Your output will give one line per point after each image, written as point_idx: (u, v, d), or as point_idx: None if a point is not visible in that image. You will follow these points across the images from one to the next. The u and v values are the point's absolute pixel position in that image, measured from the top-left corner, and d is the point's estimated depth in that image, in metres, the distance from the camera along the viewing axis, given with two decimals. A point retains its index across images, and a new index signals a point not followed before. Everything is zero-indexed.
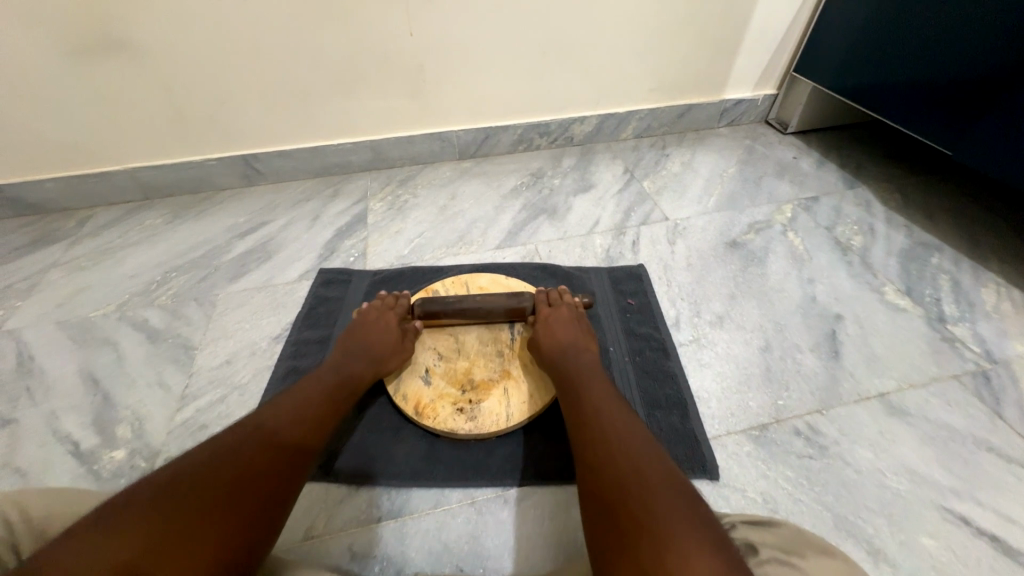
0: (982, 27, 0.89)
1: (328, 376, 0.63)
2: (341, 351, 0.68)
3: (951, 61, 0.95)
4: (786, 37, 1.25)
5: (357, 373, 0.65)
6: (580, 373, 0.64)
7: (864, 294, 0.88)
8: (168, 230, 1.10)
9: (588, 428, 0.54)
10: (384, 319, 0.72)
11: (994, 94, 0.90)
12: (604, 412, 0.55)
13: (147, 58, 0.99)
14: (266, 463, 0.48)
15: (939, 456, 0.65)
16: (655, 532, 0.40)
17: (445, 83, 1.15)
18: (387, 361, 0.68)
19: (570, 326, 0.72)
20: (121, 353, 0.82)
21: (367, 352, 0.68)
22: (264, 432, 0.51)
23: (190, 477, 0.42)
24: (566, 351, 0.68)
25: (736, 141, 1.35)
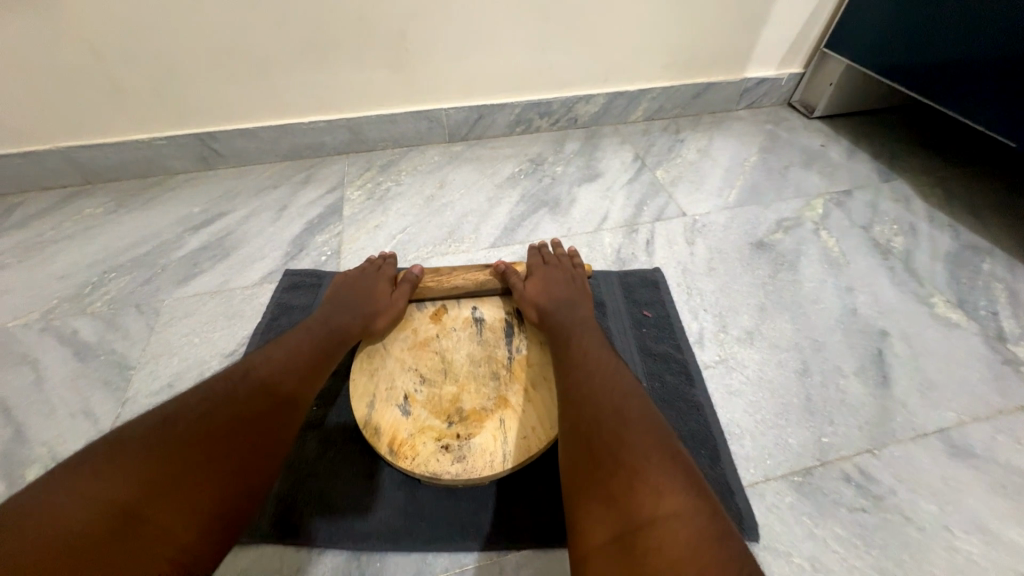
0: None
1: (316, 326, 0.58)
2: (329, 305, 0.62)
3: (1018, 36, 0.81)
4: (819, 8, 1.11)
5: (345, 325, 0.60)
6: (570, 325, 0.60)
7: (912, 306, 0.77)
8: (110, 221, 0.95)
9: (571, 370, 0.52)
10: (375, 281, 0.68)
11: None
12: (592, 358, 0.53)
13: (68, 17, 0.82)
14: (254, 415, 0.44)
15: (1012, 508, 0.55)
16: (636, 474, 0.40)
17: (431, 54, 1.00)
18: (377, 318, 0.62)
19: (564, 283, 0.68)
20: (42, 373, 0.69)
21: (357, 308, 0.62)
22: (254, 380, 0.47)
23: (165, 437, 0.39)
24: (561, 306, 0.64)
25: (757, 126, 1.22)
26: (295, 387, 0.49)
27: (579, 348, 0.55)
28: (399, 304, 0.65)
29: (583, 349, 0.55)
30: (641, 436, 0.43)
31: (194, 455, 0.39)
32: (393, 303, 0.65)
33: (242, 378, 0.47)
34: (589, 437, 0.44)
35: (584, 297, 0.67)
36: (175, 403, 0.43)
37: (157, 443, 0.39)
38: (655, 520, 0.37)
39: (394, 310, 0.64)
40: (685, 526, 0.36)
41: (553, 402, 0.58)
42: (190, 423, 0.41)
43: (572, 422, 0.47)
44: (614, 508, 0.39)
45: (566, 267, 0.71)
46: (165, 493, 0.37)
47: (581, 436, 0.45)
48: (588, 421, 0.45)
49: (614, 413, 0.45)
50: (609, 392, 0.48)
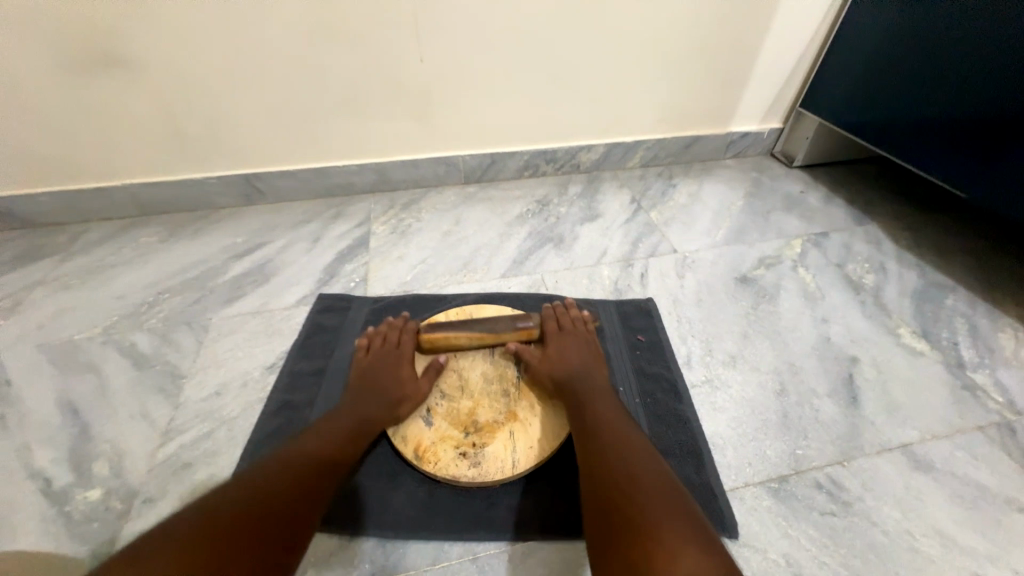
0: (1005, 68, 0.88)
1: (346, 421, 0.60)
2: (356, 394, 0.65)
3: (969, 100, 0.94)
4: (793, 74, 1.26)
5: (373, 416, 0.62)
6: (586, 390, 0.64)
7: (880, 336, 0.86)
8: (162, 249, 1.06)
9: (590, 437, 0.56)
10: (398, 361, 0.69)
11: (1014, 136, 0.89)
12: (608, 423, 0.58)
13: (150, 77, 0.98)
14: (286, 501, 0.48)
15: (969, 516, 0.62)
16: (651, 535, 0.43)
17: (453, 109, 1.14)
18: (405, 402, 0.65)
19: (580, 351, 0.70)
20: (104, 380, 0.78)
21: (384, 394, 0.65)
22: (285, 468, 0.51)
23: (209, 521, 0.43)
24: (577, 376, 0.66)
25: (742, 173, 1.35)
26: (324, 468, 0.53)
27: (595, 411, 0.60)
28: (422, 391, 0.67)
29: (599, 414, 0.59)
30: (655, 501, 0.47)
31: (234, 534, 0.43)
32: (418, 388, 0.67)
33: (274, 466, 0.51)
34: (607, 500, 0.48)
35: (600, 366, 0.69)
36: (215, 496, 0.47)
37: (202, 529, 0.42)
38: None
39: (419, 396, 0.66)
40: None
41: (558, 416, 0.67)
42: (230, 507, 0.45)
43: (590, 484, 0.51)
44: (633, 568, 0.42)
45: (581, 335, 0.73)
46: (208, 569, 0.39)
47: (599, 498, 0.49)
48: (607, 486, 0.49)
49: (627, 477, 0.49)
50: (624, 457, 0.52)
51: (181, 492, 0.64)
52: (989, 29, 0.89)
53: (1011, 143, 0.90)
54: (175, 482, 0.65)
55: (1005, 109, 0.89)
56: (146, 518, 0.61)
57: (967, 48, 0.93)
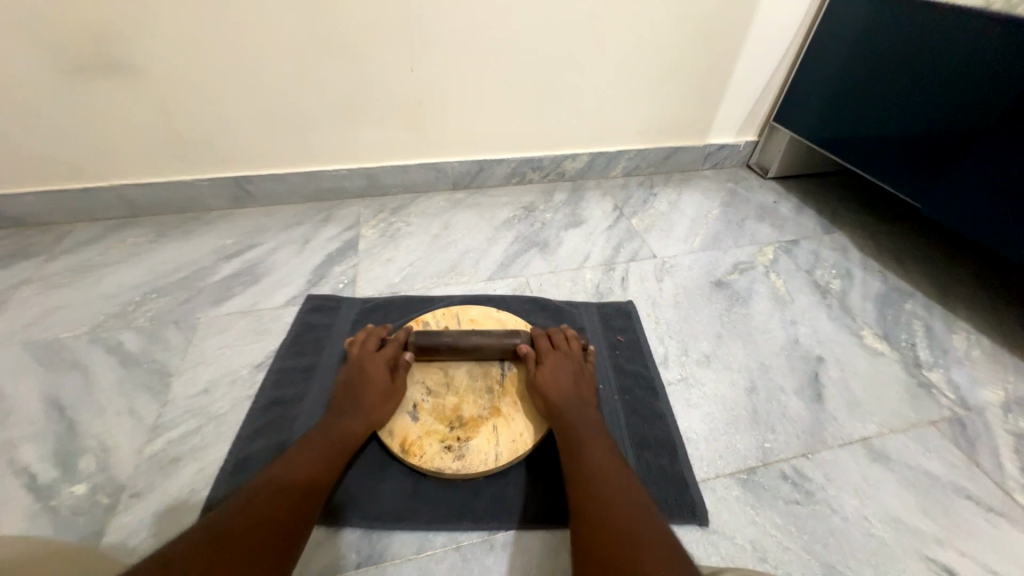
0: (959, 88, 0.94)
1: (318, 438, 0.61)
2: (332, 410, 0.65)
3: (926, 117, 1.01)
4: (766, 90, 1.33)
5: (348, 432, 0.62)
6: (578, 431, 0.62)
7: (844, 337, 0.91)
8: (151, 249, 1.07)
9: (582, 479, 0.56)
10: (372, 366, 0.69)
11: (963, 153, 0.96)
12: (600, 474, 0.56)
13: (148, 84, 0.99)
14: (257, 541, 0.46)
15: (921, 504, 0.66)
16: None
17: (442, 118, 1.18)
18: (380, 412, 0.66)
19: (573, 375, 0.69)
20: (91, 378, 0.78)
21: (357, 406, 0.65)
22: (257, 505, 0.49)
23: (174, 562, 0.41)
24: (572, 403, 0.66)
25: (720, 183, 1.41)
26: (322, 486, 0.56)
27: (588, 459, 0.59)
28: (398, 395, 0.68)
29: (590, 461, 0.58)
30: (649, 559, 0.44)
31: (246, 546, 0.45)
32: (393, 399, 0.67)
33: (246, 504, 0.49)
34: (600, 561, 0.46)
35: (590, 392, 0.69)
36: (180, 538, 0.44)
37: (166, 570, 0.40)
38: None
39: (394, 401, 0.67)
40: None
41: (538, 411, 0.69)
42: (240, 519, 0.47)
43: (583, 543, 0.49)
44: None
45: (572, 356, 0.72)
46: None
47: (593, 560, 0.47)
48: (597, 530, 0.49)
49: (617, 522, 0.49)
50: (617, 514, 0.50)
51: (169, 487, 0.65)
52: (945, 51, 0.95)
53: (960, 159, 0.97)
54: (163, 477, 0.66)
55: (958, 126, 0.96)
56: (134, 512, 0.62)
57: (925, 68, 0.99)
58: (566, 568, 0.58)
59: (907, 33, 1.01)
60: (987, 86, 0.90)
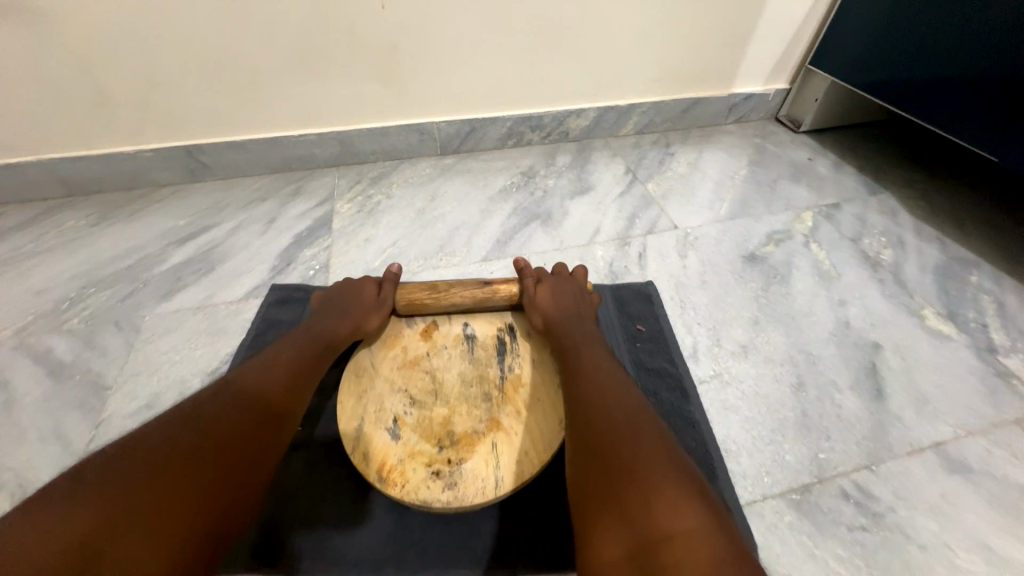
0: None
1: (300, 337, 0.58)
2: (314, 317, 0.62)
3: (1007, 49, 0.82)
4: (804, 26, 1.13)
5: (333, 331, 0.60)
6: (577, 338, 0.58)
7: (903, 318, 0.78)
8: (90, 234, 0.92)
9: (576, 377, 0.52)
10: (360, 283, 0.67)
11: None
12: (599, 373, 0.52)
13: (55, 31, 0.82)
14: (228, 433, 0.43)
15: (1011, 524, 0.55)
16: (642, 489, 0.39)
17: (423, 69, 1.00)
18: (368, 317, 0.63)
19: (572, 294, 0.66)
20: (14, 394, 0.66)
21: (343, 313, 0.63)
22: (226, 396, 0.46)
23: (132, 459, 0.38)
24: (569, 316, 0.62)
25: (746, 140, 1.23)
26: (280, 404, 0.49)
27: (581, 360, 0.55)
28: (388, 304, 0.65)
29: (589, 362, 0.54)
30: (648, 453, 0.42)
31: (211, 455, 0.41)
32: (380, 303, 0.65)
33: (215, 395, 0.46)
34: (600, 458, 0.43)
35: (591, 309, 0.66)
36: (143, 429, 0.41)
37: (124, 468, 0.37)
38: (670, 538, 0.36)
39: (383, 308, 0.64)
40: (701, 542, 0.35)
41: (547, 423, 0.56)
42: (191, 432, 0.41)
43: (581, 439, 0.46)
44: (627, 524, 0.38)
45: (570, 278, 0.69)
46: (186, 490, 0.38)
47: (588, 453, 0.44)
48: (594, 427, 0.46)
49: (614, 418, 0.46)
50: (615, 407, 0.47)
51: None
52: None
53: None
54: None
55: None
56: None
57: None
58: None
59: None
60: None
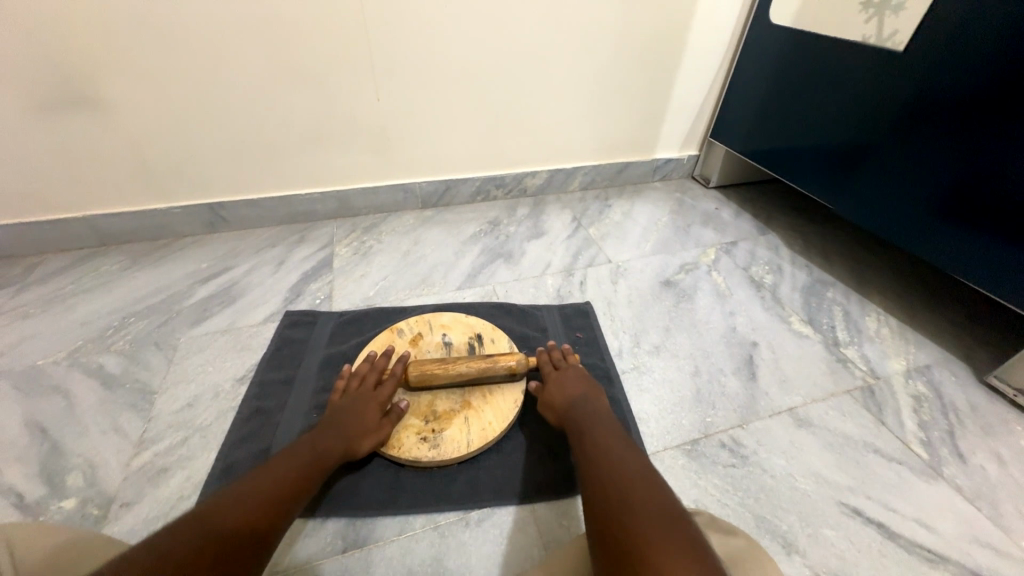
0: (863, 99, 1.08)
1: (301, 454, 0.62)
2: (320, 428, 0.67)
3: (832, 130, 1.17)
4: (702, 109, 1.49)
5: (332, 452, 0.64)
6: (587, 423, 0.69)
7: (775, 324, 1.03)
8: (125, 276, 1.10)
9: (587, 455, 0.62)
10: (368, 396, 0.71)
11: (872, 156, 1.09)
12: (606, 452, 0.62)
13: (121, 115, 1.05)
14: (250, 532, 0.50)
15: (838, 460, 0.76)
16: (632, 535, 0.48)
17: (409, 143, 1.27)
18: (364, 438, 0.67)
19: (576, 383, 0.76)
20: (73, 400, 0.81)
21: (347, 426, 0.67)
22: (252, 502, 0.53)
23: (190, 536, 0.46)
24: (578, 403, 0.73)
25: (667, 194, 1.54)
26: (281, 512, 0.55)
27: (592, 440, 0.65)
28: (384, 431, 0.70)
29: (597, 443, 0.64)
30: (645, 524, 0.49)
31: (237, 545, 0.48)
32: (379, 426, 0.69)
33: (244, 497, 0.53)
34: (606, 524, 0.51)
35: (597, 393, 0.76)
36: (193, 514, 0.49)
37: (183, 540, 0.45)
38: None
39: (380, 432, 0.69)
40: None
41: (506, 402, 0.76)
42: (228, 523, 0.49)
43: (593, 508, 0.55)
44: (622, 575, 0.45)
45: (575, 367, 0.80)
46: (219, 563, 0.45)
47: (593, 524, 0.53)
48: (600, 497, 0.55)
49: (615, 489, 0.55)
50: (616, 484, 0.56)
51: (156, 496, 0.68)
52: (850, 73, 1.09)
53: (867, 161, 1.11)
54: (151, 487, 0.69)
55: (866, 133, 1.09)
56: (124, 521, 0.65)
57: (837, 84, 1.13)
58: (534, 536, 0.65)
59: (819, 56, 1.15)
60: (888, 93, 1.03)
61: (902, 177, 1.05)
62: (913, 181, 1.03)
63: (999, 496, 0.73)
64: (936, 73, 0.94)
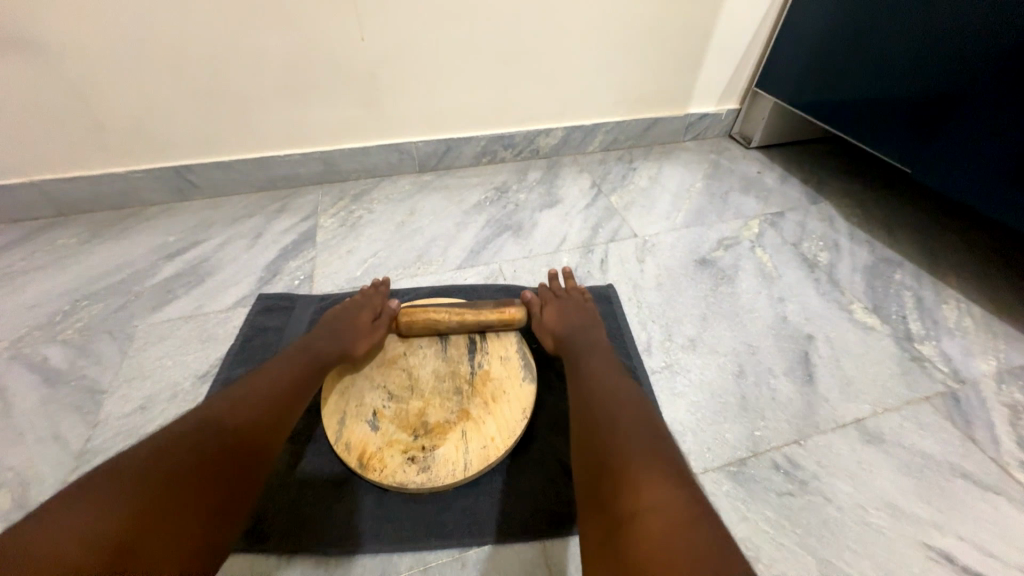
0: (959, 33, 0.85)
1: (294, 353, 0.60)
2: (311, 333, 0.64)
3: (911, 74, 0.94)
4: (748, 52, 1.25)
5: (326, 351, 0.61)
6: (582, 351, 0.63)
7: (834, 312, 0.87)
8: (81, 252, 0.97)
9: (578, 383, 0.58)
10: (359, 307, 0.70)
11: (965, 109, 0.88)
12: (597, 373, 0.58)
13: (51, 61, 0.87)
14: (235, 449, 0.46)
15: (917, 487, 0.62)
16: (620, 467, 0.45)
17: (401, 94, 1.08)
18: (358, 339, 0.65)
19: (576, 312, 0.71)
20: (11, 401, 0.70)
21: (339, 330, 0.65)
22: (234, 416, 0.48)
23: (159, 461, 0.41)
24: (575, 332, 0.67)
25: (701, 155, 1.34)
26: (274, 420, 0.51)
27: (585, 369, 0.60)
28: (378, 333, 0.67)
29: (590, 370, 0.59)
30: (634, 450, 0.46)
31: (218, 467, 0.44)
32: (372, 330, 0.67)
33: (228, 411, 0.48)
34: (592, 454, 0.48)
35: (596, 321, 0.70)
36: (167, 433, 0.44)
37: (152, 468, 0.41)
38: (638, 513, 0.40)
39: (374, 334, 0.67)
40: (666, 515, 0.39)
41: (512, 412, 0.63)
42: (207, 442, 0.45)
43: (579, 435, 0.51)
44: (605, 508, 0.43)
45: (576, 297, 0.74)
46: (196, 493, 0.41)
47: (579, 453, 0.49)
48: (587, 426, 0.51)
49: (605, 418, 0.51)
50: (605, 411, 0.52)
51: None
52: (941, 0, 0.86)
53: (956, 115, 0.89)
54: None
55: (961, 78, 0.87)
56: None
57: (925, 15, 0.89)
58: None
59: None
60: (995, 25, 0.80)
61: (1002, 135, 0.84)
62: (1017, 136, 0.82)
63: None
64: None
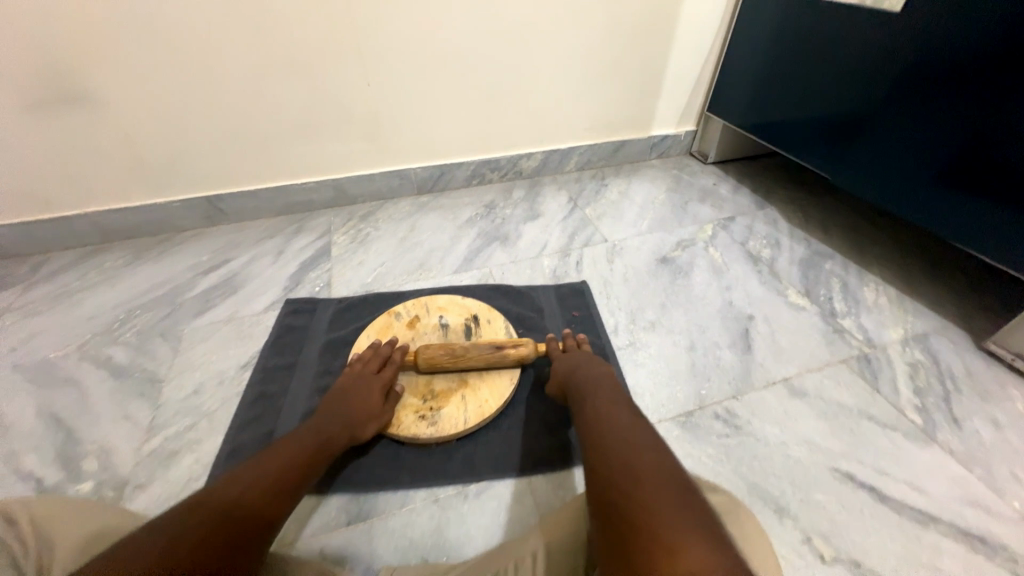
0: (856, 67, 1.06)
1: (307, 439, 0.61)
2: (322, 414, 0.66)
3: (828, 97, 1.13)
4: (699, 82, 1.46)
5: (335, 439, 0.63)
6: (595, 395, 0.64)
7: (773, 297, 1.03)
8: (127, 272, 1.12)
9: (594, 427, 0.57)
10: (371, 382, 0.71)
11: (868, 124, 1.07)
12: (610, 418, 0.57)
13: (109, 110, 1.05)
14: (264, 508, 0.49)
15: (829, 426, 0.77)
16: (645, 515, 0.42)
17: (402, 129, 1.27)
18: (367, 425, 0.68)
19: (585, 361, 0.73)
20: (84, 391, 0.84)
21: (349, 414, 0.67)
22: (266, 478, 0.52)
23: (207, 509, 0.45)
24: (585, 377, 0.69)
25: (665, 171, 1.53)
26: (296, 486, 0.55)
27: (600, 412, 0.59)
28: (386, 417, 0.71)
29: (606, 415, 0.58)
30: (660, 498, 0.43)
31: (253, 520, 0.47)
32: (383, 412, 0.70)
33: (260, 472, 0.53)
34: (615, 500, 0.45)
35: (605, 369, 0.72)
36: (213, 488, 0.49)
37: (203, 513, 0.45)
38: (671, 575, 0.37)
39: (383, 418, 0.70)
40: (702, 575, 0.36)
41: (502, 380, 0.78)
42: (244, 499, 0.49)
43: (598, 481, 0.49)
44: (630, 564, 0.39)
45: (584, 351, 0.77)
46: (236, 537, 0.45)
47: (600, 499, 0.47)
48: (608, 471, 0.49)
49: (625, 462, 0.48)
50: (625, 454, 0.50)
51: (167, 478, 0.71)
52: (842, 37, 1.07)
53: (862, 131, 1.08)
54: (162, 469, 0.72)
55: (866, 99, 1.05)
56: (137, 501, 0.68)
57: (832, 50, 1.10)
58: (532, 507, 0.67)
59: (816, 23, 1.12)
60: (886, 58, 1.00)
61: (908, 145, 1.00)
62: (908, 143, 1.00)
63: (991, 458, 0.73)
64: (949, 32, 0.89)
